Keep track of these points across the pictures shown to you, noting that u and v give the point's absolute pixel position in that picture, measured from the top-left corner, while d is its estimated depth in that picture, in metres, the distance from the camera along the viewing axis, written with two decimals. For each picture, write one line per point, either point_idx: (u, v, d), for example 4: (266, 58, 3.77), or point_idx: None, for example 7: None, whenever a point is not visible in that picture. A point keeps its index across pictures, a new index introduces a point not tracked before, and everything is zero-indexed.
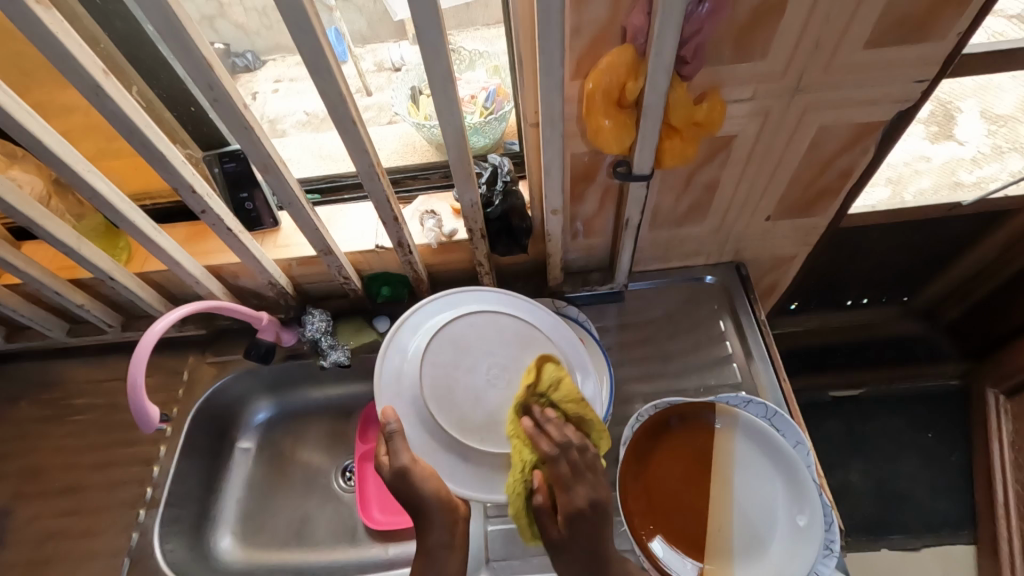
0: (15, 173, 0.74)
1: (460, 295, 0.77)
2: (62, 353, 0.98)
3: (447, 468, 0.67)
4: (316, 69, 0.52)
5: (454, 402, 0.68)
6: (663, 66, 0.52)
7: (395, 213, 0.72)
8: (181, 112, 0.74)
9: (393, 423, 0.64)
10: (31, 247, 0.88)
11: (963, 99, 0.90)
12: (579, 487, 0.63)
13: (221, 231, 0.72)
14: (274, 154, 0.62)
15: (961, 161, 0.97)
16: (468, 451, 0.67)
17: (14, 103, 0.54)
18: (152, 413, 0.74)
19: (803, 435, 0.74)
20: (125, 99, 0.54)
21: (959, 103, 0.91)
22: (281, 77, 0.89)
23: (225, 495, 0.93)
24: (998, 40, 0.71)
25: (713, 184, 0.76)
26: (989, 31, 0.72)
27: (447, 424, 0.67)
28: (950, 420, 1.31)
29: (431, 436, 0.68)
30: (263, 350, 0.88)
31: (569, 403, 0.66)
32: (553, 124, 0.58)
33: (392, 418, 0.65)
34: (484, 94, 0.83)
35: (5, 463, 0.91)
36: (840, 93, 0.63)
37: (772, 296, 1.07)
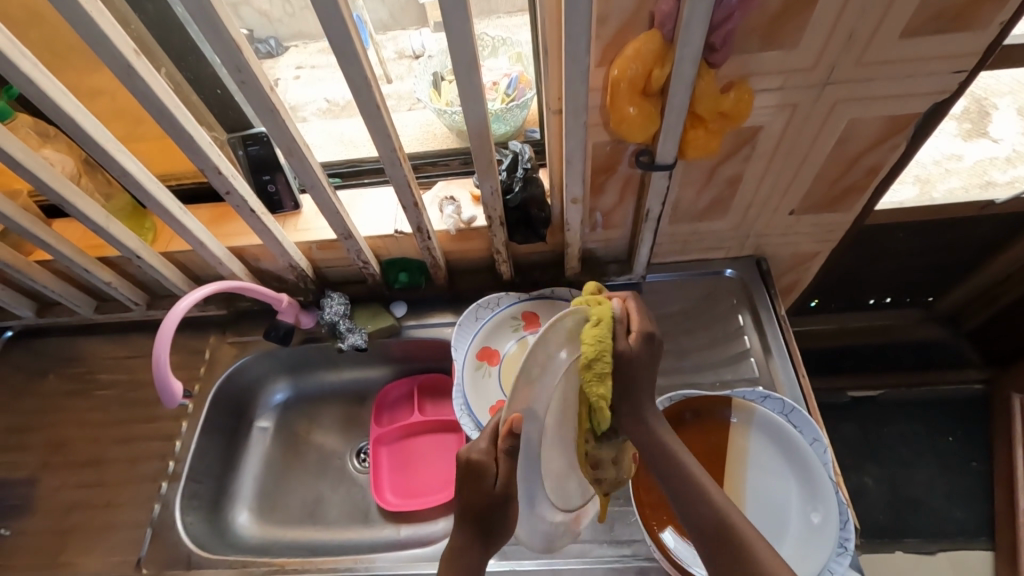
0: (47, 153, 0.76)
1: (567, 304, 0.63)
2: (89, 330, 1.01)
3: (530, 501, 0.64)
4: (341, 52, 0.52)
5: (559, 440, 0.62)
6: (691, 55, 0.51)
7: (416, 199, 0.73)
8: (208, 95, 0.75)
9: (517, 438, 0.55)
10: (62, 225, 0.90)
11: (1000, 95, 0.87)
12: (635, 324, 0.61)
13: (244, 213, 0.73)
14: (298, 137, 0.62)
15: (993, 161, 0.94)
16: (538, 495, 0.65)
17: (49, 82, 0.55)
18: (175, 389, 0.75)
19: (822, 432, 0.72)
20: (155, 80, 0.55)
21: (995, 99, 0.87)
22: (303, 64, 0.90)
23: (242, 472, 0.95)
24: None
25: (737, 178, 0.75)
26: None
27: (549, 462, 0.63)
28: (972, 426, 1.28)
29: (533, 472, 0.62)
30: (282, 331, 0.90)
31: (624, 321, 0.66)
32: (577, 112, 0.58)
33: (518, 433, 0.55)
34: (506, 81, 0.83)
35: (33, 433, 0.94)
36: (873, 85, 0.61)
37: (792, 294, 1.05)
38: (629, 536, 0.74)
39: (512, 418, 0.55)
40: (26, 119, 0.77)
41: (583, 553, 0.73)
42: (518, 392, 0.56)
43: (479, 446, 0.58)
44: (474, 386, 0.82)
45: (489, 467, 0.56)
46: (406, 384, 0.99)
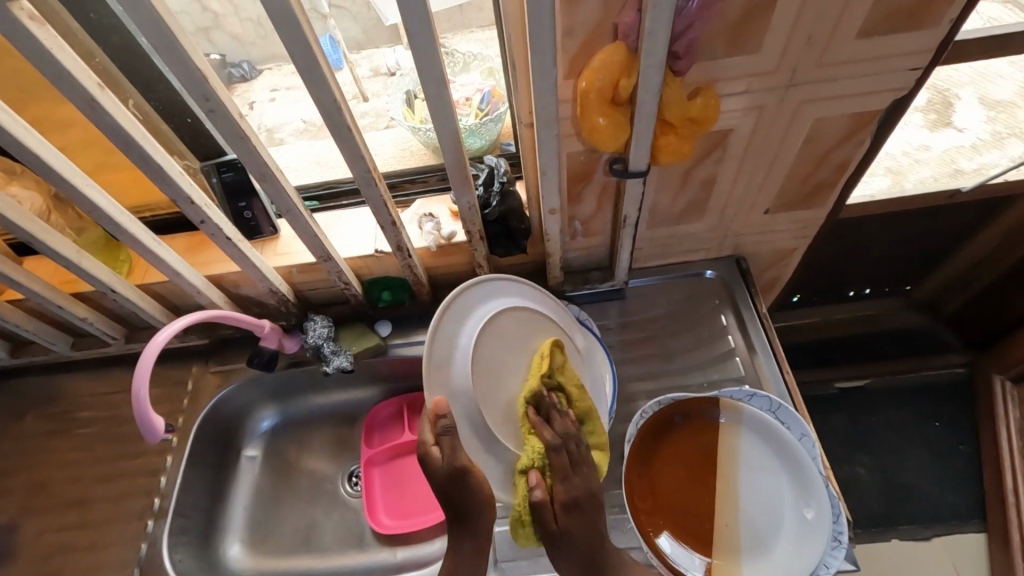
0: (15, 190, 0.75)
1: (501, 286, 0.74)
2: (66, 367, 0.98)
3: (487, 466, 0.67)
4: (309, 75, 0.52)
5: (498, 402, 0.68)
6: (655, 63, 0.52)
7: (394, 218, 0.72)
8: (178, 124, 0.75)
9: (446, 417, 0.63)
10: (33, 262, 0.88)
11: (962, 87, 0.90)
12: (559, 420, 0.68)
13: (220, 241, 0.72)
14: (270, 162, 0.62)
15: (960, 149, 0.96)
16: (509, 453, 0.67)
17: (11, 120, 0.54)
18: (157, 424, 0.74)
19: (809, 427, 0.73)
20: (121, 113, 0.55)
21: (957, 91, 0.90)
22: (278, 86, 0.89)
23: (231, 503, 0.93)
24: (992, 26, 0.71)
25: (710, 180, 0.76)
26: (982, 17, 0.72)
27: (496, 424, 0.67)
28: (957, 410, 1.30)
29: (476, 433, 0.66)
30: (266, 358, 0.89)
31: (572, 389, 0.71)
32: (548, 124, 0.58)
33: (444, 412, 0.63)
34: (479, 95, 0.83)
35: (11, 477, 0.91)
36: (834, 84, 0.63)
37: (774, 290, 1.07)
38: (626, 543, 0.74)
39: (436, 400, 0.63)
40: None
41: None
42: (433, 379, 0.65)
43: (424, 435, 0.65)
44: None
45: (435, 455, 0.64)
46: (395, 403, 0.98)
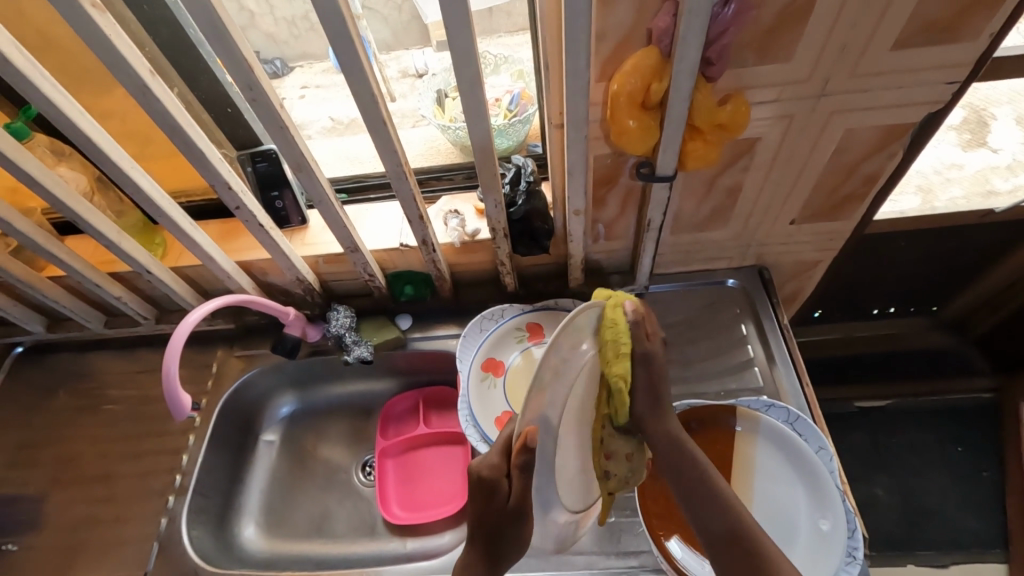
0: (62, 170, 0.78)
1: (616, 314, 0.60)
2: (98, 345, 1.02)
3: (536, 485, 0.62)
4: (349, 69, 0.54)
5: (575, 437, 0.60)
6: (687, 68, 0.52)
7: (421, 212, 0.74)
8: (218, 113, 0.77)
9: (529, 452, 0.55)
10: (74, 241, 0.92)
11: (998, 105, 0.90)
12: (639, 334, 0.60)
13: (253, 227, 0.74)
14: (306, 153, 0.64)
15: (995, 169, 0.95)
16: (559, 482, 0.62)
17: (67, 103, 0.57)
18: (184, 402, 0.76)
19: (827, 440, 0.72)
20: (169, 100, 0.57)
21: (994, 109, 0.90)
22: (307, 84, 0.93)
23: (249, 486, 0.95)
24: None
25: (736, 188, 0.76)
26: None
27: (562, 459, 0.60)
28: (982, 435, 1.27)
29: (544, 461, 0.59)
30: (288, 345, 0.91)
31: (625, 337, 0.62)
32: (578, 125, 0.59)
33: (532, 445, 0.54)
34: (508, 97, 0.84)
35: (43, 448, 0.95)
36: (867, 96, 0.63)
37: (796, 303, 1.06)
38: (636, 546, 0.74)
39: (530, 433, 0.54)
40: (42, 138, 0.79)
41: (590, 564, 0.73)
42: (531, 402, 0.53)
43: (490, 460, 0.61)
44: (479, 397, 0.82)
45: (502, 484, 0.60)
46: (412, 396, 0.99)
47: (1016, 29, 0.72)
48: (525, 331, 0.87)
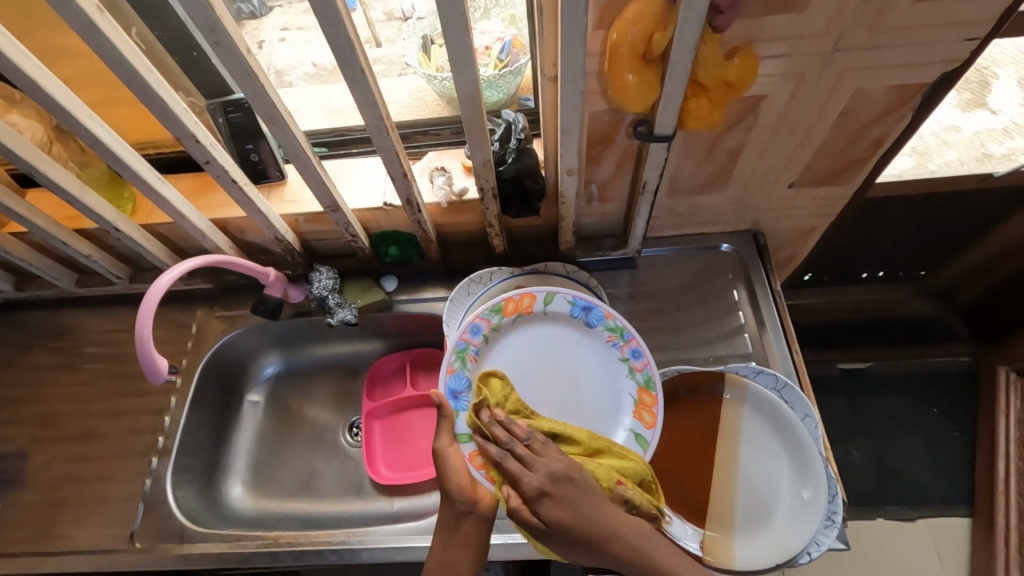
0: (13, 118, 0.72)
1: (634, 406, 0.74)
2: (71, 303, 0.98)
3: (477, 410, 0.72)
4: (323, 11, 0.48)
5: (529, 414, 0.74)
6: (695, 18, 0.48)
7: (405, 170, 0.70)
8: (183, 57, 0.71)
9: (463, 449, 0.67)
10: (35, 195, 0.86)
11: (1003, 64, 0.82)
12: (513, 461, 0.54)
13: (226, 184, 0.70)
14: (279, 104, 0.59)
15: (992, 133, 0.90)
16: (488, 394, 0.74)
17: (7, 41, 0.51)
18: (160, 366, 0.74)
19: (813, 407, 0.73)
20: (121, 40, 0.51)
21: (997, 68, 0.82)
22: (288, 25, 0.86)
23: (234, 445, 0.95)
24: None
25: (737, 150, 0.72)
26: None
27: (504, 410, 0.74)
28: (958, 398, 1.30)
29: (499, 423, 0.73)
30: (271, 306, 0.88)
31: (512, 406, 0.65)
32: (574, 79, 0.55)
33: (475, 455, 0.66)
34: (499, 45, 0.78)
35: (19, 408, 0.93)
36: (882, 52, 0.59)
37: (788, 268, 1.04)
38: None
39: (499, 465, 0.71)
40: None
41: None
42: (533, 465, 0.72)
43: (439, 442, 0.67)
44: None
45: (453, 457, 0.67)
46: (398, 358, 0.98)
47: None
48: None
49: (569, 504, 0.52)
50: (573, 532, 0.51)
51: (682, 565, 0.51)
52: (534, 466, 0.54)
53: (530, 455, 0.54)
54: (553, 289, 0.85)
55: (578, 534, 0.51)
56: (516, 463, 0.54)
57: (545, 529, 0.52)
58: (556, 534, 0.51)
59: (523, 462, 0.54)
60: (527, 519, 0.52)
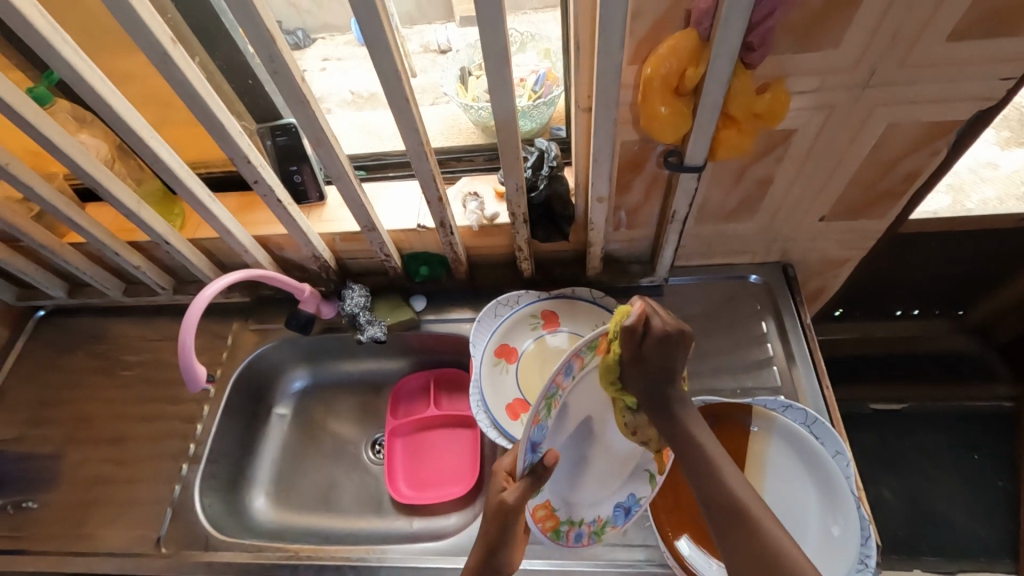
0: (83, 137, 0.78)
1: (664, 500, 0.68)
2: (116, 311, 1.03)
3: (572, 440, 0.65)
4: (374, 43, 0.52)
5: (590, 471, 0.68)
6: (727, 53, 0.50)
7: (440, 193, 0.72)
8: (239, 84, 0.76)
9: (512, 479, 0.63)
10: (94, 208, 0.92)
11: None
12: (662, 320, 0.55)
13: (271, 202, 0.73)
14: (326, 128, 0.62)
15: None
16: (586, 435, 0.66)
17: (87, 67, 0.56)
18: (199, 373, 0.77)
19: (845, 445, 0.70)
20: (189, 67, 0.56)
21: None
22: (329, 56, 0.91)
23: (259, 456, 0.97)
24: None
25: (767, 181, 0.73)
26: None
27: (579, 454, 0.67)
28: (1001, 444, 1.24)
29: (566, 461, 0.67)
30: (303, 319, 0.91)
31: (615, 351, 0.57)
32: (607, 109, 0.57)
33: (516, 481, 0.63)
34: (534, 77, 0.82)
35: (60, 409, 0.97)
36: (915, 89, 0.59)
37: (818, 301, 1.03)
38: (642, 540, 0.73)
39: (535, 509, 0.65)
40: (64, 104, 0.79)
41: (596, 555, 0.72)
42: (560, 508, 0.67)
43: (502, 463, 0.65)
44: (492, 382, 0.82)
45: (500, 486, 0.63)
46: (424, 376, 1.00)
47: None
48: (540, 319, 0.86)
49: (666, 368, 0.55)
50: (661, 371, 0.55)
51: (728, 464, 0.55)
52: (673, 332, 0.54)
53: (672, 325, 0.54)
54: (578, 314, 0.86)
55: (658, 377, 0.55)
56: (659, 327, 0.54)
57: (639, 361, 0.54)
58: (645, 363, 0.54)
59: (666, 326, 0.54)
60: (634, 347, 0.54)
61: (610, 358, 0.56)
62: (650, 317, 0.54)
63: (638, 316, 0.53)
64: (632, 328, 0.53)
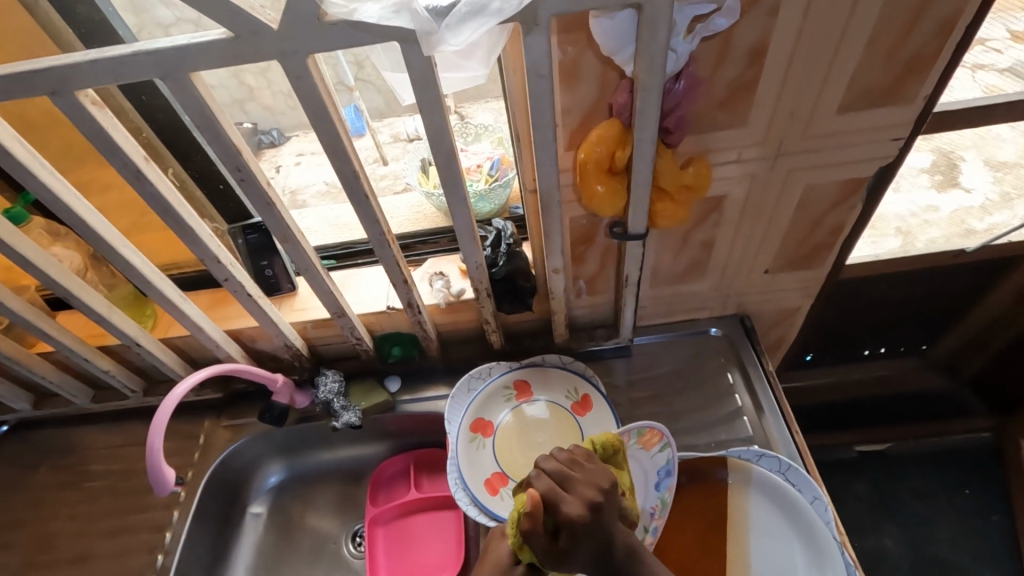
0: (57, 250, 0.81)
1: None
2: (84, 419, 1.00)
3: None
4: (333, 150, 0.58)
5: None
6: (648, 137, 0.56)
7: (405, 275, 0.76)
8: (211, 190, 0.80)
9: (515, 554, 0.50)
10: (65, 316, 0.93)
11: (965, 148, 0.96)
12: (569, 500, 0.47)
13: (241, 297, 0.76)
14: (292, 226, 0.66)
15: (969, 210, 0.98)
16: None
17: (64, 188, 0.60)
18: (167, 476, 0.75)
19: (821, 489, 0.70)
20: (162, 181, 0.60)
21: (961, 152, 0.96)
22: (303, 151, 1.01)
23: (232, 562, 0.92)
24: (990, 93, 0.74)
25: (708, 242, 0.79)
26: (978, 84, 0.75)
27: None
28: (988, 478, 1.25)
29: None
30: (277, 412, 0.91)
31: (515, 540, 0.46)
32: (551, 191, 0.62)
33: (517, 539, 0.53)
34: (489, 162, 0.88)
35: (19, 529, 0.92)
36: (821, 154, 0.67)
37: (781, 348, 1.06)
38: None
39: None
40: (39, 221, 0.81)
41: None
42: None
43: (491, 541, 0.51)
44: (469, 458, 0.81)
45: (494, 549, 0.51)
46: (401, 460, 0.97)
47: (968, 79, 0.76)
48: (513, 389, 0.87)
49: (599, 539, 0.47)
50: (584, 544, 0.46)
51: None
52: (598, 493, 0.48)
53: (594, 479, 0.49)
54: (551, 381, 0.88)
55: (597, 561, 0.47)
56: (572, 494, 0.47)
57: (555, 562, 0.45)
58: (575, 537, 0.46)
59: (580, 499, 0.47)
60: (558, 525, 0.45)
61: (517, 544, 0.46)
62: (559, 477, 0.49)
63: (536, 505, 0.45)
64: (555, 463, 0.50)
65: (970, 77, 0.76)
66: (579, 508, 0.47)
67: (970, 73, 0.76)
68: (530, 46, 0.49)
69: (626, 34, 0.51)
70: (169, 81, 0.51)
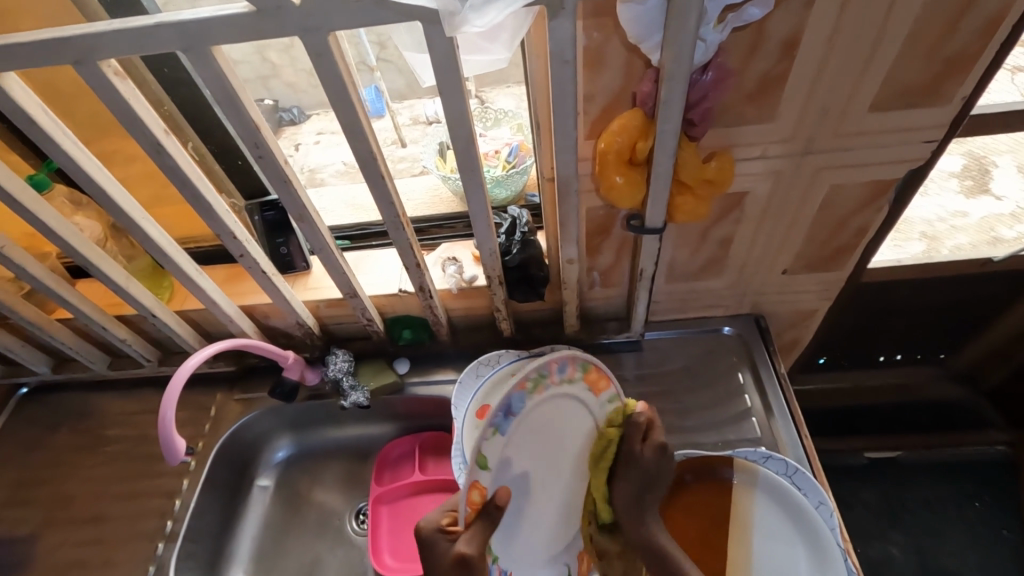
0: (78, 219, 0.82)
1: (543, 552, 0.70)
2: (101, 386, 1.02)
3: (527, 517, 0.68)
4: (352, 131, 0.57)
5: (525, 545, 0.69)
6: (671, 129, 0.55)
7: (418, 259, 0.76)
8: (230, 165, 0.80)
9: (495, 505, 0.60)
10: (85, 284, 0.95)
11: (999, 154, 0.90)
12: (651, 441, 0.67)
13: (256, 273, 0.76)
14: (308, 205, 0.66)
15: (1000, 218, 0.96)
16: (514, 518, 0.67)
17: (86, 158, 0.60)
18: (178, 446, 0.76)
19: (827, 494, 0.69)
20: (181, 156, 0.61)
21: (995, 157, 0.91)
22: (323, 130, 1.01)
23: (239, 533, 0.94)
24: None
25: (727, 239, 0.77)
26: (1020, 87, 0.72)
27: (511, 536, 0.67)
28: (1000, 491, 1.23)
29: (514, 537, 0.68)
30: (288, 388, 0.92)
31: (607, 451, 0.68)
32: (569, 180, 0.61)
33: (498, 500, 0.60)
34: (507, 149, 0.87)
35: (37, 488, 0.95)
36: (850, 154, 0.65)
37: (795, 350, 1.05)
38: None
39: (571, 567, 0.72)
40: (62, 189, 0.83)
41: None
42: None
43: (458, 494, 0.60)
44: None
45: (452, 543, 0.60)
46: (408, 442, 0.98)
47: (1011, 81, 0.73)
48: None
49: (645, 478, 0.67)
50: (642, 472, 0.66)
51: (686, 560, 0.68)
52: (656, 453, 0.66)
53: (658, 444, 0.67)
54: None
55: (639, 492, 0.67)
56: (651, 445, 0.66)
57: (631, 463, 0.66)
58: (638, 464, 0.66)
59: (653, 447, 0.66)
60: (636, 446, 0.66)
61: (611, 436, 0.67)
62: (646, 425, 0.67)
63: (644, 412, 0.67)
64: (638, 422, 0.66)
65: (1012, 79, 0.73)
66: (652, 454, 0.66)
67: (1011, 76, 0.73)
68: (555, 30, 0.48)
69: (654, 21, 0.50)
70: (191, 54, 0.50)
